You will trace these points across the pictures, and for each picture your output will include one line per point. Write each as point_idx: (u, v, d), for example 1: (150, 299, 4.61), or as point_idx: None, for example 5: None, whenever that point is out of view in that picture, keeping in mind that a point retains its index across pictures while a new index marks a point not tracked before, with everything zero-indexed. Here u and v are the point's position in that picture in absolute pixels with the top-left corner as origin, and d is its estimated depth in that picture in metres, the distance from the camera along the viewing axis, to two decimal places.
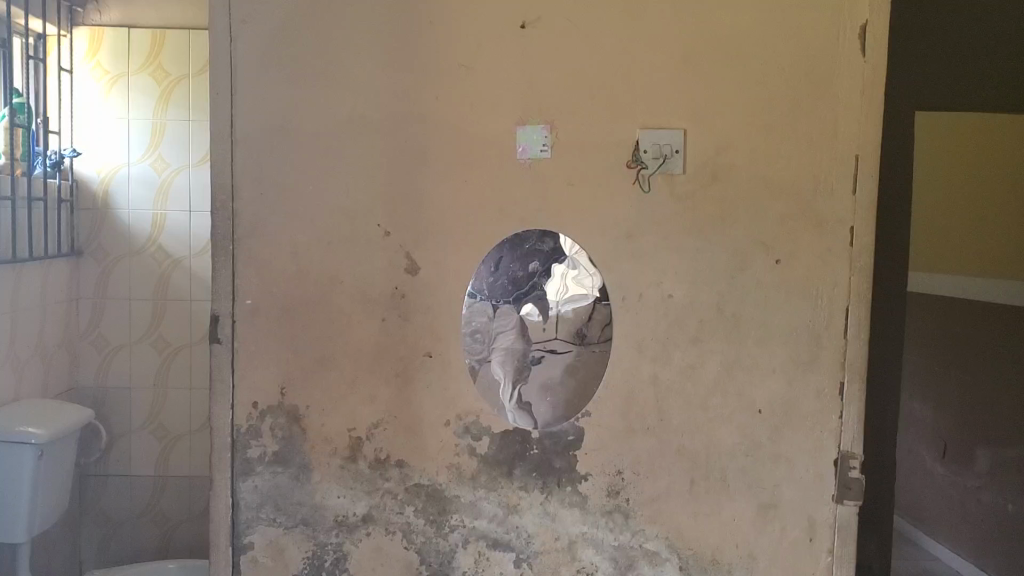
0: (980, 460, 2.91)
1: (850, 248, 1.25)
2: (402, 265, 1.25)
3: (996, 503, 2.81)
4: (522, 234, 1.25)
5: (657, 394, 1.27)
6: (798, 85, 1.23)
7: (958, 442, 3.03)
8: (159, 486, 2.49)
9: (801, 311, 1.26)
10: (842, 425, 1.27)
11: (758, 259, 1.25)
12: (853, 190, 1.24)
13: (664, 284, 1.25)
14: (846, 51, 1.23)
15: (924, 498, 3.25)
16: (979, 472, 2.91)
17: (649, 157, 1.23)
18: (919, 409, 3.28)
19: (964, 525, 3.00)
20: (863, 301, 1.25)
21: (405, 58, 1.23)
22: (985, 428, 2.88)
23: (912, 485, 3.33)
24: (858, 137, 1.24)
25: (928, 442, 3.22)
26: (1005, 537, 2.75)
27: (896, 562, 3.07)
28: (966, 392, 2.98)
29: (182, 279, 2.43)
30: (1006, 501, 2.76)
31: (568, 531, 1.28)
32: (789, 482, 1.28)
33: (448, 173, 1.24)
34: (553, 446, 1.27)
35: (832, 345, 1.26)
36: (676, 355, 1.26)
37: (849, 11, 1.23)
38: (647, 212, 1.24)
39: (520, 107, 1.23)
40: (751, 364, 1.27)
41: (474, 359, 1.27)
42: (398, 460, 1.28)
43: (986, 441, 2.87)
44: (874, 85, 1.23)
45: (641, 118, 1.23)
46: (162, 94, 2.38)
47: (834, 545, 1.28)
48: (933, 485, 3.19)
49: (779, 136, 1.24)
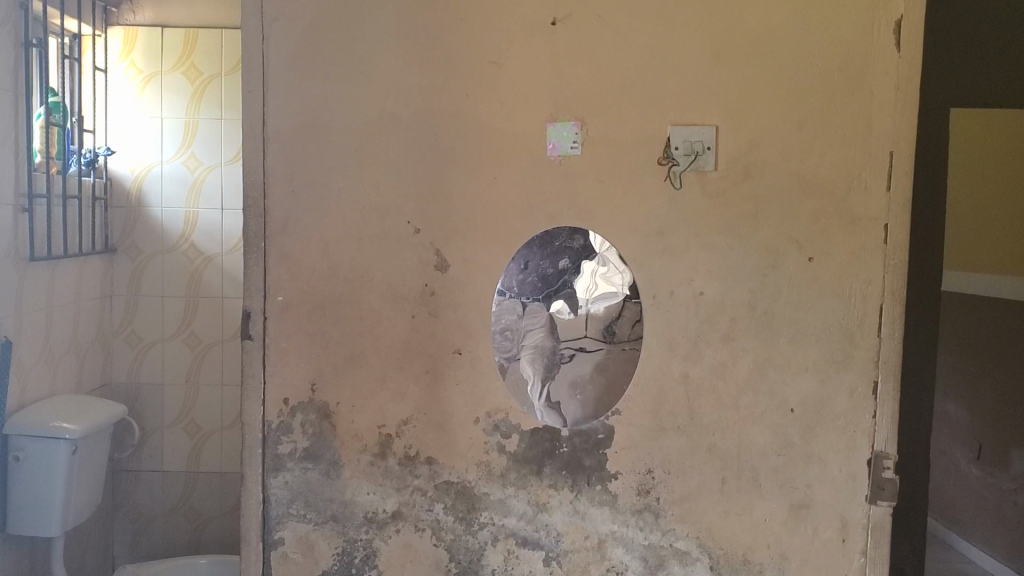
0: (1015, 462, 2.87)
1: (885, 245, 1.23)
2: (432, 261, 1.25)
3: None
4: (551, 231, 1.24)
5: (688, 393, 1.26)
6: (831, 81, 1.22)
7: (993, 444, 2.99)
8: (190, 482, 2.52)
9: (834, 309, 1.25)
10: (876, 425, 1.25)
11: (790, 256, 1.24)
12: (887, 187, 1.22)
13: (695, 282, 1.25)
14: (881, 47, 1.21)
15: (958, 500, 3.21)
16: (1014, 475, 2.87)
17: (680, 154, 1.22)
18: (953, 410, 3.24)
19: (999, 528, 2.95)
20: (898, 299, 1.23)
21: (435, 55, 1.23)
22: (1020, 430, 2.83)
23: (946, 486, 3.29)
24: (892, 133, 1.22)
25: (962, 443, 3.18)
26: None
27: (929, 564, 3.03)
28: (1001, 393, 2.93)
29: (215, 277, 2.46)
30: None
31: (598, 530, 1.28)
32: (821, 482, 1.27)
33: (477, 170, 1.24)
34: (583, 444, 1.27)
35: (866, 344, 1.24)
36: (707, 352, 1.25)
37: (883, 6, 1.21)
38: (678, 209, 1.23)
39: (550, 104, 1.23)
40: (783, 362, 1.25)
41: (504, 357, 1.26)
42: (428, 457, 1.28)
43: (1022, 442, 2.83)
44: (909, 80, 1.21)
45: (672, 115, 1.22)
46: (195, 93, 2.40)
47: (867, 546, 1.27)
48: (967, 487, 3.15)
49: (812, 132, 1.22)
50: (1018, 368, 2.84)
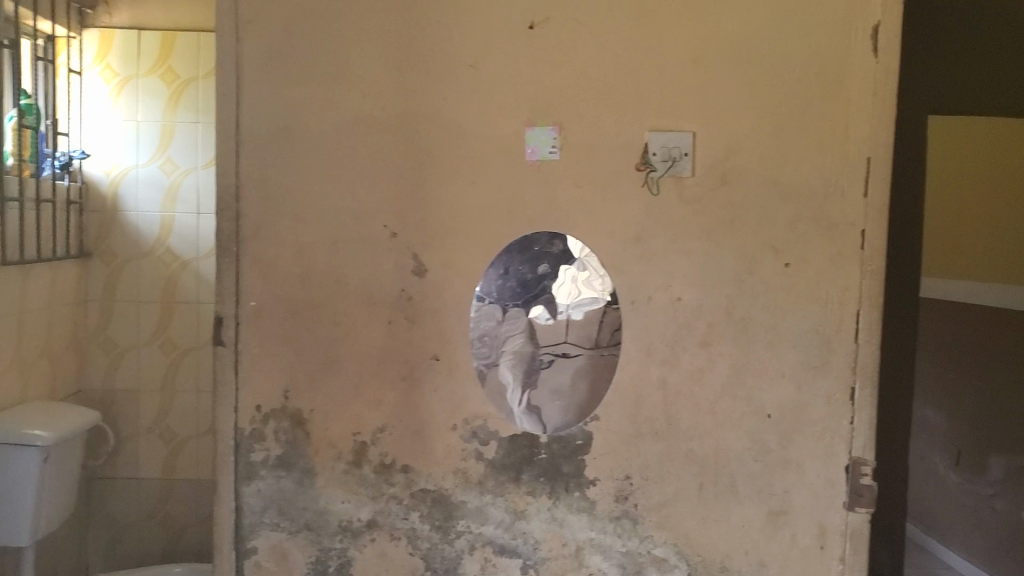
0: (992, 468, 2.88)
1: (862, 251, 1.23)
2: (409, 266, 1.24)
3: (1009, 511, 2.78)
4: (530, 236, 1.23)
5: (667, 398, 1.25)
6: (810, 86, 1.22)
7: (972, 450, 3.00)
8: (164, 490, 2.48)
9: (811, 314, 1.24)
10: (854, 431, 1.25)
11: (766, 262, 1.24)
12: (864, 193, 1.22)
13: (674, 287, 1.24)
14: (857, 52, 1.22)
15: (936, 506, 3.23)
16: (993, 480, 2.88)
17: (658, 160, 1.22)
18: (928, 415, 3.26)
19: (977, 534, 2.97)
20: (875, 304, 1.23)
21: (412, 57, 1.22)
22: (998, 436, 2.85)
23: (925, 493, 3.31)
24: (869, 139, 1.22)
25: (941, 449, 3.19)
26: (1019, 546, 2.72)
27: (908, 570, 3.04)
28: (980, 400, 2.95)
29: (191, 281, 2.43)
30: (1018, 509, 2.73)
31: (576, 537, 1.27)
32: (799, 487, 1.26)
33: (455, 174, 1.23)
34: (562, 450, 1.26)
35: (842, 349, 1.24)
36: (685, 358, 1.25)
37: (860, 12, 1.21)
38: (656, 215, 1.23)
39: (528, 108, 1.22)
40: (761, 368, 1.25)
41: (483, 363, 1.25)
42: (404, 464, 1.26)
43: (999, 448, 2.84)
44: (886, 86, 1.21)
45: (650, 119, 1.22)
46: (172, 96, 2.37)
47: (845, 553, 1.26)
48: (945, 493, 3.17)
49: (791, 137, 1.22)
50: (997, 375, 2.85)
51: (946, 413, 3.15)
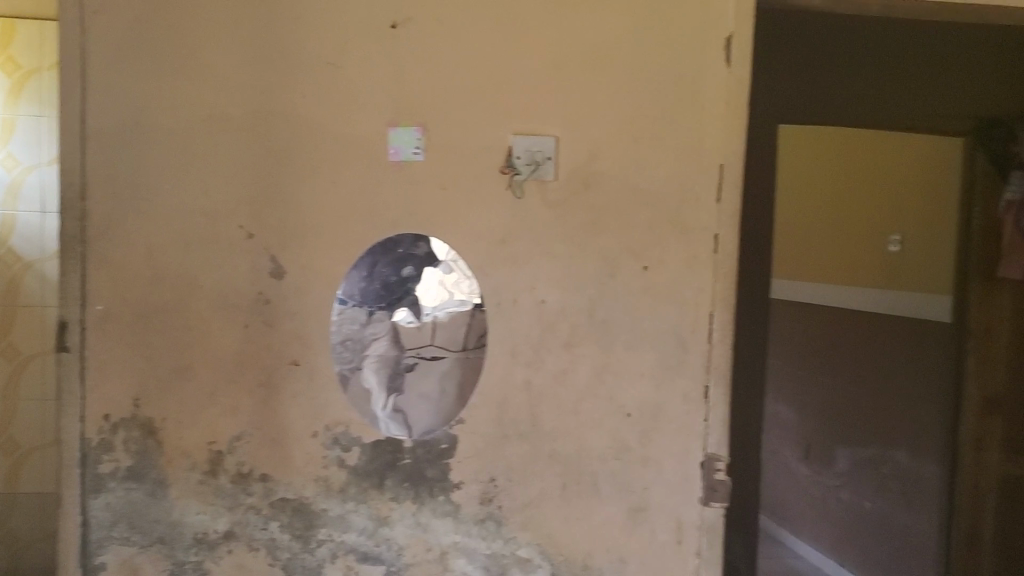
0: (837, 460, 3.03)
1: (716, 255, 1.27)
2: (267, 268, 1.20)
3: (855, 501, 2.93)
4: (393, 238, 1.22)
5: (530, 400, 1.26)
6: (666, 94, 1.25)
7: (817, 443, 3.14)
8: (5, 506, 2.25)
9: (669, 316, 1.28)
10: (708, 428, 1.29)
11: (626, 264, 1.26)
12: (718, 198, 1.27)
13: (537, 290, 1.25)
14: (711, 63, 1.25)
15: (789, 496, 3.38)
16: (838, 472, 3.02)
17: (522, 163, 1.22)
18: (780, 410, 3.41)
19: (825, 523, 3.13)
20: (728, 306, 1.27)
21: (270, 54, 1.18)
22: (841, 430, 2.99)
23: (778, 484, 3.45)
24: (723, 147, 1.26)
25: (791, 443, 3.33)
26: (865, 534, 2.87)
27: (762, 561, 3.18)
28: (825, 395, 3.09)
29: (35, 284, 2.19)
30: (863, 499, 2.89)
31: (440, 542, 1.26)
32: (658, 484, 1.29)
33: (316, 174, 1.20)
34: (426, 455, 1.25)
35: (698, 350, 1.28)
36: (548, 360, 1.26)
37: (713, 24, 1.25)
38: (520, 218, 1.23)
39: (391, 108, 1.20)
40: (621, 369, 1.27)
41: (345, 367, 1.23)
42: (263, 473, 1.22)
43: (843, 442, 2.98)
44: (738, 96, 1.25)
45: (513, 123, 1.22)
46: (12, 87, 2.14)
47: (702, 547, 1.30)
48: (796, 485, 3.31)
49: (648, 144, 1.25)
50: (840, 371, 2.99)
51: (795, 408, 3.29)
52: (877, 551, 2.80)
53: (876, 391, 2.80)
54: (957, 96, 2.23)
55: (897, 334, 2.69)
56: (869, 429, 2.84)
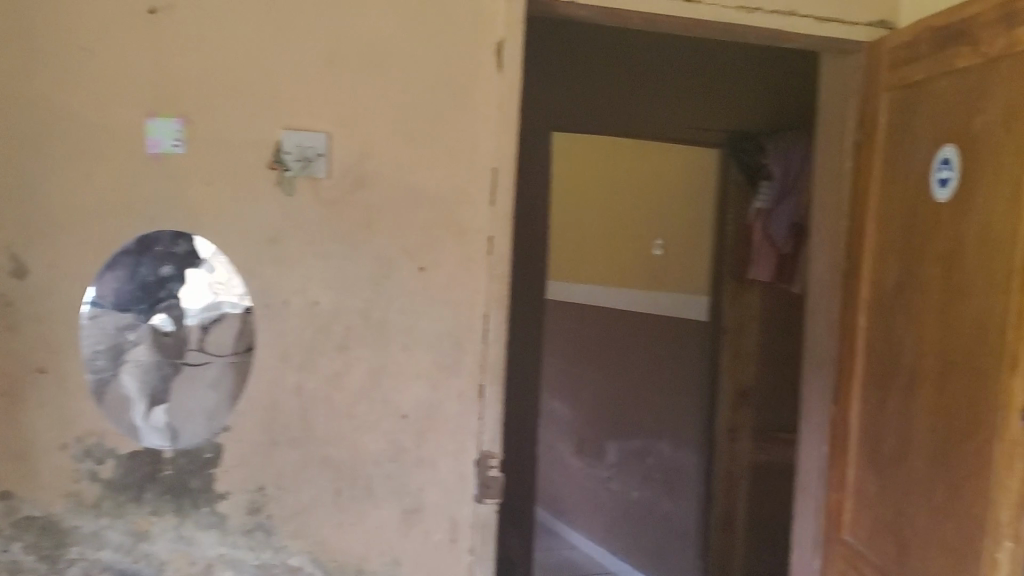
0: (607, 453, 3.12)
1: (491, 256, 1.29)
2: (9, 267, 1.11)
3: (624, 492, 3.04)
4: (151, 236, 1.15)
5: (302, 404, 1.22)
6: (440, 95, 1.25)
7: (589, 436, 3.24)
8: None
9: (443, 316, 1.28)
10: (483, 427, 1.30)
11: (401, 264, 1.25)
12: (492, 200, 1.28)
13: (309, 291, 1.22)
14: (484, 66, 1.27)
15: (561, 489, 3.48)
16: (610, 463, 3.10)
17: (292, 159, 1.19)
18: (554, 407, 3.50)
19: (597, 514, 3.23)
20: (502, 305, 1.29)
21: (11, 34, 1.09)
22: (612, 424, 3.08)
23: (552, 477, 3.55)
24: (497, 149, 1.28)
25: (564, 437, 3.42)
26: (633, 522, 3.00)
27: (538, 554, 3.23)
28: (597, 391, 3.19)
29: None
30: (631, 489, 3.01)
31: (205, 555, 1.20)
32: (433, 484, 1.29)
33: (65, 166, 1.11)
34: (189, 465, 1.19)
35: (472, 349, 1.29)
36: (320, 362, 1.23)
37: (487, 28, 1.27)
38: (291, 216, 1.20)
39: (150, 98, 1.14)
40: (396, 370, 1.26)
41: (97, 375, 1.14)
42: (3, 491, 1.12)
43: (614, 435, 3.07)
44: (511, 101, 1.27)
45: (283, 118, 1.19)
46: None
47: (475, 544, 1.31)
48: (569, 477, 3.41)
49: (422, 144, 1.25)
50: (609, 367, 3.12)
51: (570, 404, 3.39)
52: (645, 538, 2.93)
53: (643, 386, 2.93)
54: (713, 101, 2.36)
55: (667, 333, 2.81)
56: (637, 422, 2.97)
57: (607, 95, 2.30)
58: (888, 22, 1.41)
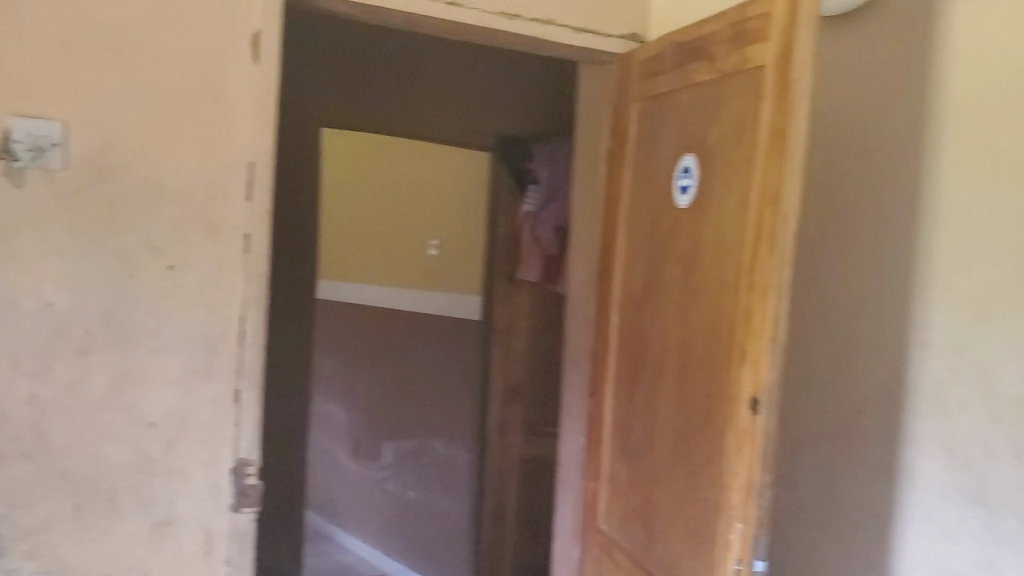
0: (384, 454, 3.05)
1: (246, 255, 1.24)
2: None
3: (399, 491, 3.02)
4: None
5: (35, 415, 1.13)
6: (191, 86, 1.19)
7: (365, 437, 3.13)
8: None
9: (196, 319, 1.21)
10: (239, 433, 1.25)
11: (149, 263, 1.18)
12: (248, 197, 1.23)
13: (43, 291, 1.12)
14: (238, 59, 1.22)
15: (333, 490, 3.39)
16: (385, 464, 3.05)
17: (23, 149, 1.10)
18: (327, 408, 3.33)
19: (370, 515, 3.18)
20: (259, 306, 1.25)
21: None
22: (389, 425, 3.02)
23: (322, 478, 3.43)
24: (252, 145, 1.23)
25: (337, 438, 3.29)
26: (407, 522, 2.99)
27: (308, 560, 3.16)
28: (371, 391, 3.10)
29: None
30: (406, 489, 2.98)
31: None
32: (185, 495, 1.22)
33: None
34: None
35: (227, 353, 1.23)
36: (56, 369, 1.14)
37: (241, 19, 1.22)
38: (21, 211, 1.10)
39: None
40: (142, 375, 1.19)
41: None
42: None
43: (392, 436, 3.01)
44: (266, 96, 1.24)
45: (11, 104, 1.09)
46: None
47: (232, 555, 1.26)
48: (343, 480, 3.29)
49: (172, 137, 1.18)
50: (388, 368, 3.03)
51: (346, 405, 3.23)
52: (422, 539, 2.90)
53: (422, 384, 2.91)
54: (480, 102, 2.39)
55: (443, 333, 2.81)
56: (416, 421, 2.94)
57: (379, 93, 2.28)
58: (639, 35, 1.49)
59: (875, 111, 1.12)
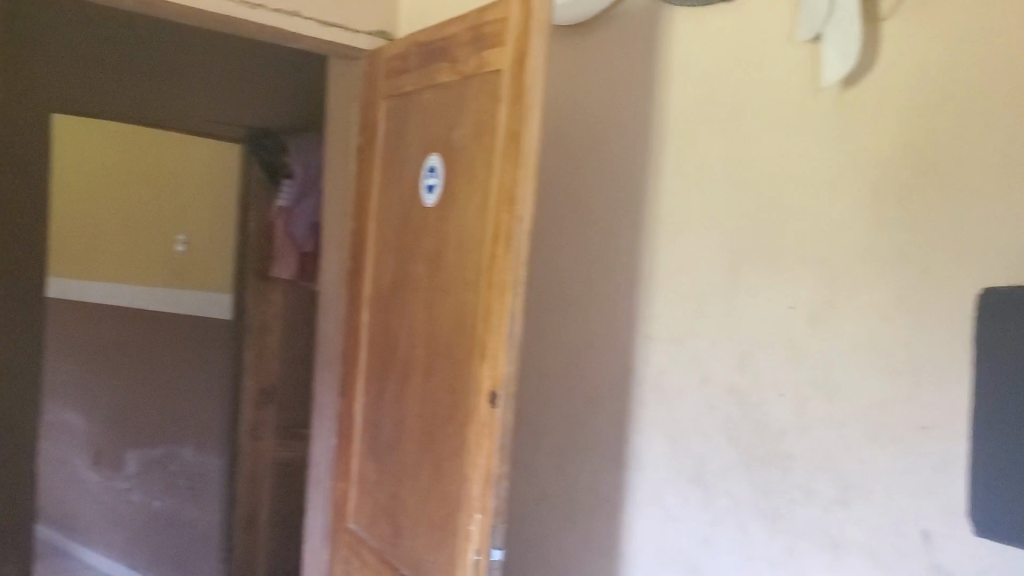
0: (127, 462, 2.86)
1: None
2: None
3: (144, 502, 2.82)
4: None
5: None
6: None
7: (103, 446, 2.93)
8: None
9: None
10: None
11: None
12: None
13: None
14: None
15: (68, 504, 3.14)
16: (129, 475, 2.85)
17: None
18: (62, 416, 3.10)
19: (111, 530, 2.96)
20: None
21: None
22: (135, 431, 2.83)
23: (58, 493, 3.19)
24: None
25: (73, 447, 3.05)
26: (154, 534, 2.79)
27: None
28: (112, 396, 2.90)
29: None
30: (153, 498, 2.80)
31: None
32: None
33: None
34: None
35: None
36: None
37: None
38: None
39: None
40: None
41: None
42: None
43: (135, 441, 2.83)
44: None
45: None
46: None
47: None
48: (80, 493, 3.07)
49: None
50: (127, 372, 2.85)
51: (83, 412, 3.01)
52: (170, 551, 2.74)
53: (167, 387, 2.75)
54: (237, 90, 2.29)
55: (189, 334, 2.67)
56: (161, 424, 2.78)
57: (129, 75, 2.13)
58: (387, 34, 1.51)
59: (602, 120, 1.18)
